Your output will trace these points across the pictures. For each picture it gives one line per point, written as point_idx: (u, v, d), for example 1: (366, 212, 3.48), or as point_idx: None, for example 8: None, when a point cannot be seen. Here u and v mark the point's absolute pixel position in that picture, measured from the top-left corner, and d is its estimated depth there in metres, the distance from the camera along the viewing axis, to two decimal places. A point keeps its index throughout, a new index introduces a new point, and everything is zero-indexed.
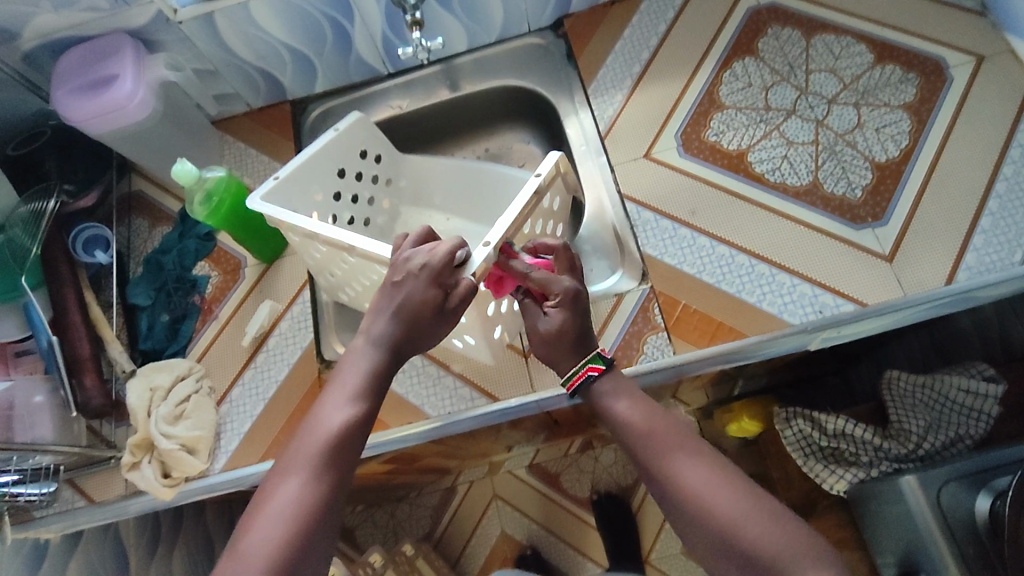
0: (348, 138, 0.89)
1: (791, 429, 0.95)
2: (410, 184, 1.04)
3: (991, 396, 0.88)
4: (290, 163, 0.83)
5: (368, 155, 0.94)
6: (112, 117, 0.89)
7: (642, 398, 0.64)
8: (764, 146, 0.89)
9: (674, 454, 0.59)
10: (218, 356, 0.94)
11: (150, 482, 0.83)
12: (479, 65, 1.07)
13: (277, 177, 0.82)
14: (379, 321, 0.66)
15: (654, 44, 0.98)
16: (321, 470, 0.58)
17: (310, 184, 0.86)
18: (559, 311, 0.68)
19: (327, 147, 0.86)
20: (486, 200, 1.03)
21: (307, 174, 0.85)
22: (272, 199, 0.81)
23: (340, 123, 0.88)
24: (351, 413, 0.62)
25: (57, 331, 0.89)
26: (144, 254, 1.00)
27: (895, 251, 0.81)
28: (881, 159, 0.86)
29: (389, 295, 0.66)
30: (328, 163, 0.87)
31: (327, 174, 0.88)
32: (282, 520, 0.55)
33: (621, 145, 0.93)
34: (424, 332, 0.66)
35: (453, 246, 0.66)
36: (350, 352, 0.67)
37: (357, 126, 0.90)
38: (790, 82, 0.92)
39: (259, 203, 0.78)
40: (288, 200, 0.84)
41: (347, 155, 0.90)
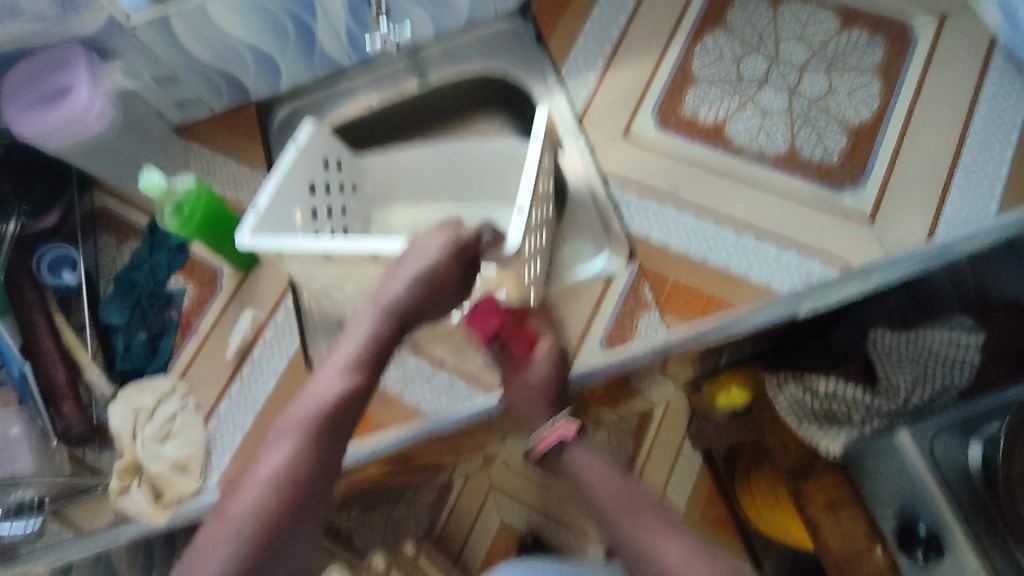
0: (309, 149, 0.82)
1: (782, 396, 0.96)
2: (374, 184, 1.01)
3: (972, 346, 0.90)
4: (266, 193, 0.75)
5: (331, 163, 0.89)
6: (70, 131, 0.85)
7: None
8: (741, 117, 0.89)
9: None
10: (202, 370, 0.90)
11: (142, 506, 0.81)
12: (448, 54, 1.05)
13: (258, 212, 0.73)
14: (392, 288, 0.64)
15: (624, 22, 0.97)
16: (312, 431, 0.59)
17: (287, 210, 0.79)
18: (545, 359, 0.77)
19: (294, 164, 0.79)
20: (472, 183, 1.01)
21: (283, 202, 0.77)
22: (262, 230, 0.74)
23: (298, 134, 0.81)
24: (348, 379, 0.62)
25: (29, 359, 0.85)
26: (115, 272, 0.97)
27: (875, 211, 0.82)
28: (855, 122, 0.87)
29: (406, 261, 0.65)
30: (299, 180, 0.81)
31: (302, 187, 0.82)
32: (271, 479, 0.56)
33: (598, 125, 0.93)
34: (439, 301, 0.67)
35: (480, 228, 0.68)
36: (357, 316, 0.66)
37: (316, 136, 0.83)
38: (761, 52, 0.92)
39: (253, 243, 0.70)
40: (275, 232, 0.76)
41: (311, 168, 0.84)
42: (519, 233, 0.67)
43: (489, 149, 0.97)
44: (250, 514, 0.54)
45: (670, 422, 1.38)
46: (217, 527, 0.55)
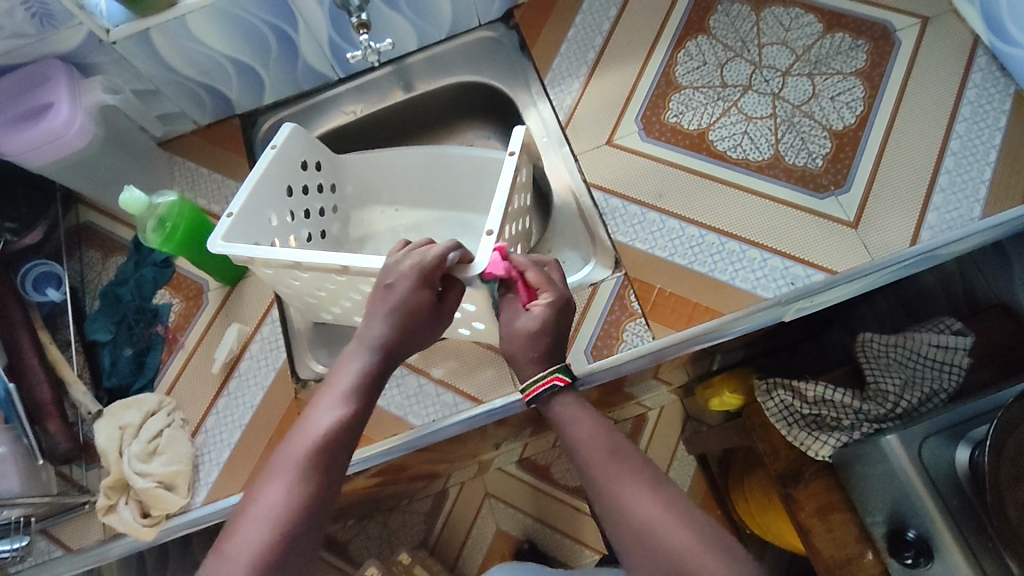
0: (288, 151, 0.82)
1: (771, 400, 0.94)
2: (358, 189, 1.01)
3: (960, 348, 0.90)
4: (241, 195, 0.75)
5: (309, 164, 0.88)
6: (52, 148, 0.84)
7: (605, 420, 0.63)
8: (724, 123, 0.89)
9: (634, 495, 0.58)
10: (188, 386, 0.90)
11: (129, 523, 0.81)
12: (432, 63, 1.05)
13: (231, 215, 0.74)
14: (374, 322, 0.63)
15: (607, 29, 0.97)
16: (308, 470, 0.57)
17: (263, 211, 0.79)
18: (544, 310, 0.66)
19: (270, 167, 0.79)
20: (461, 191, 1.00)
21: (258, 203, 0.78)
22: (234, 236, 0.74)
23: (276, 138, 0.81)
24: (340, 413, 0.60)
25: (13, 378, 0.85)
26: (100, 288, 0.96)
27: (859, 216, 0.81)
28: (839, 126, 0.86)
29: (383, 296, 0.64)
30: (276, 181, 0.81)
31: (276, 195, 0.81)
32: (268, 522, 0.54)
33: (583, 133, 0.93)
34: (421, 331, 0.66)
35: (445, 248, 0.64)
36: (346, 351, 0.65)
37: (294, 136, 0.83)
38: (744, 57, 0.92)
39: (225, 246, 0.70)
40: (249, 234, 0.77)
41: (289, 169, 0.83)
42: (487, 254, 0.66)
43: (477, 158, 0.95)
44: (240, 558, 0.52)
45: (664, 427, 1.39)
46: (217, 573, 0.52)
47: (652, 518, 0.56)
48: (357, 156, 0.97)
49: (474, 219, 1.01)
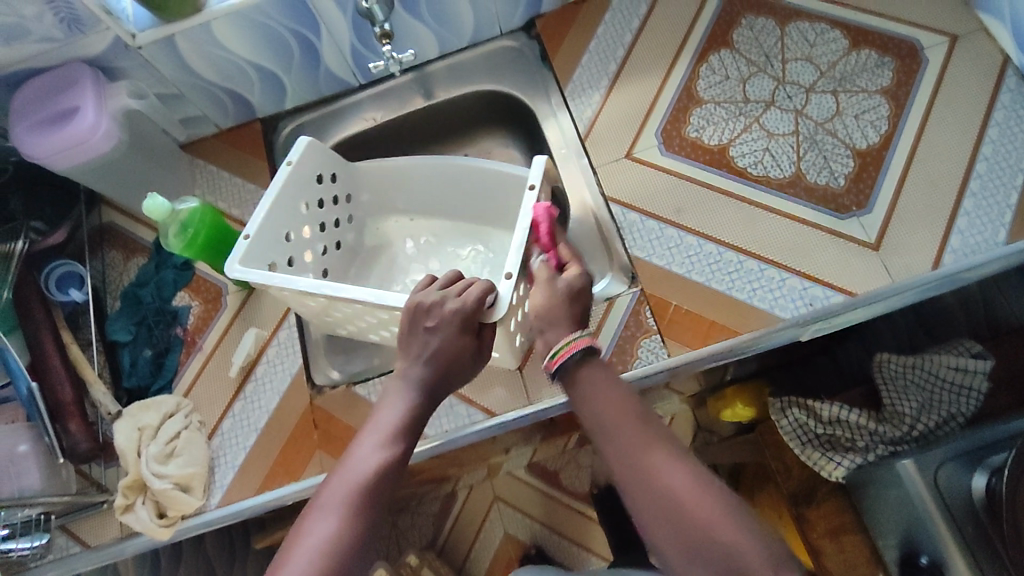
0: (303, 168, 0.84)
1: (786, 419, 0.94)
2: (374, 196, 1.01)
3: (980, 372, 0.89)
4: (257, 216, 0.79)
5: (325, 178, 0.89)
6: (78, 151, 0.85)
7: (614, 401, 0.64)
8: (745, 139, 0.88)
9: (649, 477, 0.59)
10: (205, 388, 0.92)
11: (146, 523, 0.83)
12: (453, 72, 1.05)
13: (248, 238, 0.78)
14: (414, 367, 0.69)
15: (629, 41, 0.97)
16: (354, 508, 0.60)
17: (279, 229, 0.82)
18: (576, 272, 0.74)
19: (285, 187, 0.82)
20: (477, 199, 0.99)
21: (274, 222, 0.81)
22: (252, 258, 0.79)
23: (292, 153, 0.83)
24: (384, 454, 0.64)
25: (35, 377, 0.86)
26: (121, 288, 0.98)
27: (880, 238, 0.80)
28: (862, 145, 0.85)
29: (425, 339, 0.69)
30: (292, 201, 0.84)
31: (293, 213, 0.84)
32: (316, 556, 0.57)
33: (602, 146, 0.93)
34: (459, 372, 0.71)
35: (481, 293, 0.69)
36: (388, 392, 0.70)
37: (309, 151, 0.84)
38: (767, 72, 0.91)
39: (242, 271, 0.75)
40: (266, 252, 0.81)
41: (305, 186, 0.85)
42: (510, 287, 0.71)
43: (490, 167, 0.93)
44: None
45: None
46: None
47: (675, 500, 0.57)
48: (372, 164, 0.97)
49: (491, 229, 1.01)
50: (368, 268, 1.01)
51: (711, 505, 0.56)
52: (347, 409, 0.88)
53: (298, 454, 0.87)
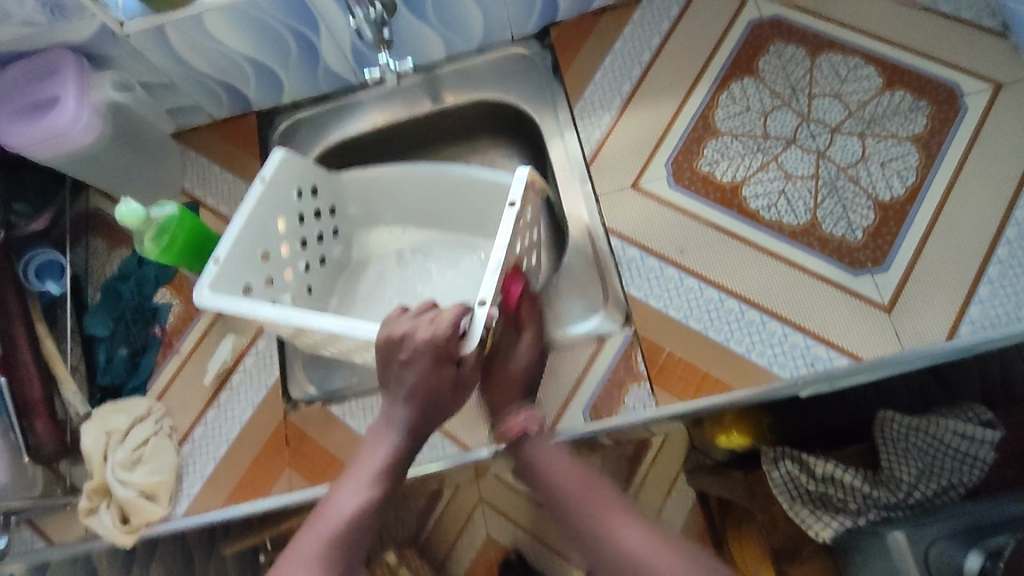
0: (278, 183, 0.80)
1: (778, 470, 0.89)
2: (363, 210, 0.97)
3: (986, 442, 0.83)
4: (225, 239, 0.76)
5: (305, 193, 0.85)
6: (57, 142, 0.82)
7: (578, 465, 0.74)
8: (761, 179, 0.83)
9: (612, 518, 0.70)
10: (180, 392, 0.89)
11: (108, 528, 0.81)
12: (460, 76, 1.00)
13: (218, 261, 0.75)
14: (400, 408, 0.71)
15: (647, 59, 0.92)
16: (334, 551, 0.65)
17: (254, 249, 0.79)
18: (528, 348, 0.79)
19: (257, 205, 0.78)
20: (471, 209, 0.94)
21: (246, 242, 0.78)
22: (223, 283, 0.76)
23: (265, 169, 0.79)
24: (363, 500, 0.68)
25: (5, 371, 0.84)
26: (103, 279, 0.96)
27: (894, 301, 0.75)
28: (885, 197, 0.79)
29: (400, 372, 0.69)
30: (267, 219, 0.80)
31: (269, 231, 0.81)
32: None
33: (608, 172, 0.88)
34: (441, 403, 0.71)
35: (456, 316, 0.68)
36: (375, 432, 0.72)
37: (284, 165, 0.80)
38: (792, 107, 0.85)
39: (211, 298, 0.73)
40: (238, 275, 0.78)
41: (280, 203, 0.81)
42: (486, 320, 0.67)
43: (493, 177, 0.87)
44: None
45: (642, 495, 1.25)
46: None
47: (636, 550, 0.67)
48: (358, 174, 0.92)
49: (483, 240, 0.96)
50: (355, 283, 0.97)
51: (668, 553, 0.66)
52: (320, 427, 0.85)
53: (266, 470, 0.84)
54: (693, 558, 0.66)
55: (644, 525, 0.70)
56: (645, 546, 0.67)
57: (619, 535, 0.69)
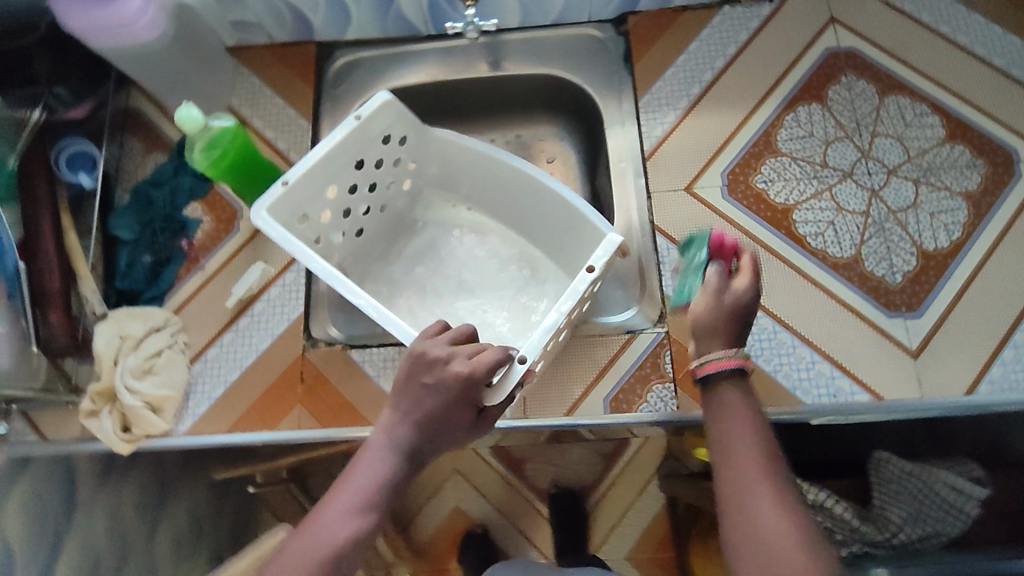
0: (370, 126, 0.80)
1: None
2: (438, 172, 0.94)
3: (975, 497, 0.82)
4: (300, 164, 0.76)
5: (393, 140, 0.85)
6: (119, 33, 0.80)
7: (750, 431, 0.55)
8: (813, 206, 0.84)
9: (759, 493, 0.51)
10: (198, 310, 0.88)
11: (108, 434, 0.80)
12: (528, 46, 0.99)
13: (285, 183, 0.76)
14: (401, 426, 0.66)
15: (720, 66, 0.92)
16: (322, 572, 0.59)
17: (324, 180, 0.80)
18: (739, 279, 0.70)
19: (342, 143, 0.78)
20: (529, 212, 0.89)
21: (319, 173, 0.78)
22: (284, 207, 0.76)
23: (363, 107, 0.78)
24: (356, 527, 0.62)
25: (24, 256, 0.81)
26: (133, 182, 0.95)
27: (922, 347, 0.77)
28: (929, 247, 0.81)
29: (421, 397, 0.65)
30: (345, 156, 0.80)
31: (344, 168, 0.81)
32: None
33: (664, 169, 0.88)
34: (453, 435, 0.68)
35: (493, 362, 0.63)
36: (369, 449, 0.67)
37: (383, 109, 0.80)
38: (853, 140, 0.86)
39: (266, 220, 0.73)
40: (299, 203, 0.78)
41: (366, 143, 0.81)
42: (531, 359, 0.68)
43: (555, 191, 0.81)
44: None
45: (613, 500, 1.15)
46: None
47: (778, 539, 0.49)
48: (449, 137, 0.88)
49: (532, 245, 0.93)
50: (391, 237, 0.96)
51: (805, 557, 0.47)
52: (338, 369, 0.85)
53: (278, 403, 0.84)
54: None
55: (788, 508, 0.50)
56: (788, 539, 0.48)
57: (757, 518, 0.50)
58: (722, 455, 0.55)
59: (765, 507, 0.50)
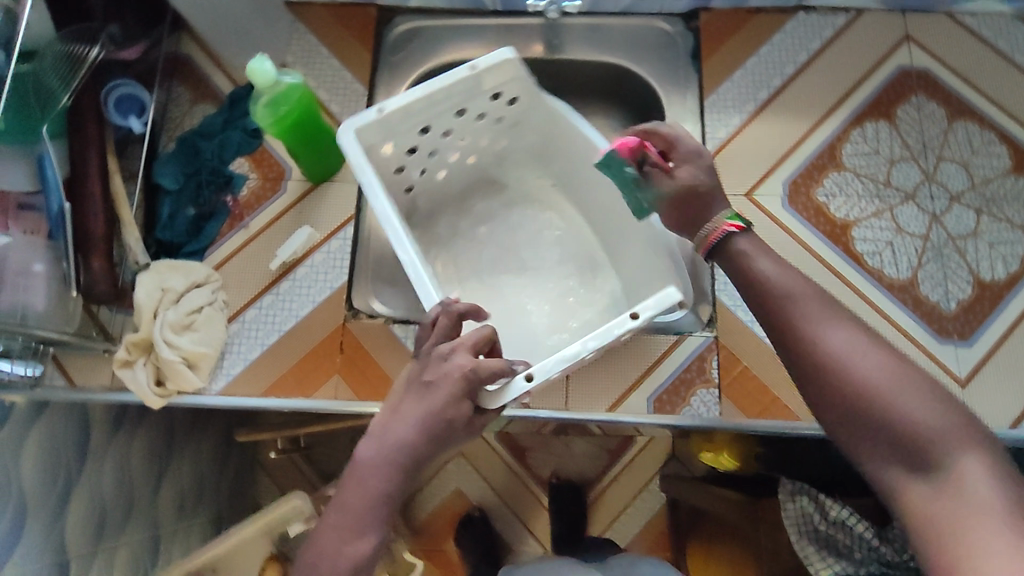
0: (484, 78, 0.77)
1: (792, 504, 0.88)
2: (538, 141, 0.89)
3: None
4: (401, 97, 0.75)
5: (501, 97, 0.81)
6: None
7: (781, 265, 0.60)
8: (873, 224, 0.83)
9: (822, 319, 0.55)
10: (240, 269, 0.86)
11: (141, 386, 0.78)
12: (593, 31, 0.97)
13: (381, 111, 0.75)
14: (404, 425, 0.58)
15: (790, 72, 0.90)
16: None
17: (419, 121, 0.78)
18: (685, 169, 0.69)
19: (450, 86, 0.75)
20: (604, 201, 0.85)
21: (418, 110, 0.76)
22: (369, 133, 0.76)
23: (482, 59, 0.75)
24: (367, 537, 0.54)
25: (68, 197, 0.79)
26: (179, 131, 0.92)
27: (971, 377, 0.77)
28: (986, 277, 0.81)
29: (418, 394, 0.58)
30: (448, 102, 0.77)
31: (444, 112, 0.79)
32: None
33: (725, 172, 0.87)
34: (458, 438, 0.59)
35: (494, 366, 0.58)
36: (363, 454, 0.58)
37: (501, 66, 0.76)
38: (918, 162, 0.86)
39: (349, 141, 0.74)
40: (388, 132, 0.77)
41: (473, 94, 0.78)
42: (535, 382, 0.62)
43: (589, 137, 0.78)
44: None
45: (614, 496, 1.18)
46: None
47: (866, 369, 0.52)
48: (557, 111, 0.81)
49: (588, 233, 0.91)
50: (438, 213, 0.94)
51: (892, 367, 0.52)
52: (379, 343, 0.84)
53: (315, 371, 0.82)
54: (927, 392, 0.51)
55: (854, 326, 0.55)
56: (868, 363, 0.52)
57: (830, 345, 0.54)
58: (768, 302, 0.59)
59: (844, 339, 0.54)
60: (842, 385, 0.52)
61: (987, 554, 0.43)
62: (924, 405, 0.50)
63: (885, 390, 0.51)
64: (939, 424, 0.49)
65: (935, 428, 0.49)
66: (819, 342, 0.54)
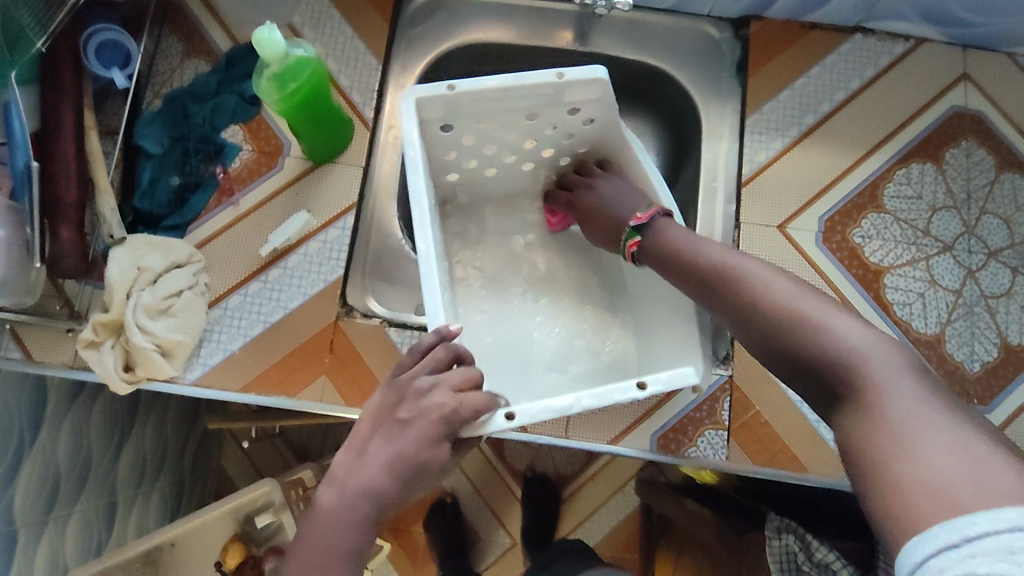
0: (567, 91, 0.69)
1: (777, 541, 0.77)
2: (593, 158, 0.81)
3: None
4: (477, 82, 0.67)
5: (580, 112, 0.73)
6: None
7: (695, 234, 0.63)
8: (907, 273, 0.79)
9: (750, 269, 0.58)
10: (226, 250, 0.79)
11: (108, 370, 0.71)
12: (634, 28, 0.89)
13: (451, 89, 0.67)
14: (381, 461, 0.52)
15: (840, 99, 0.84)
16: None
17: (483, 110, 0.70)
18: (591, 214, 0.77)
19: (529, 88, 0.67)
20: None
21: (487, 101, 0.69)
22: (430, 106, 0.68)
23: (572, 69, 0.67)
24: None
25: (37, 153, 0.70)
26: (167, 88, 0.83)
27: None
28: (1014, 341, 0.77)
29: (390, 432, 0.53)
30: (523, 101, 0.70)
31: (515, 111, 0.71)
32: None
33: (758, 200, 0.81)
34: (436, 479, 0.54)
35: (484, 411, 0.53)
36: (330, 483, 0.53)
37: (591, 83, 0.68)
38: (960, 212, 0.81)
39: (407, 108, 0.66)
40: (450, 110, 0.70)
41: (551, 104, 0.70)
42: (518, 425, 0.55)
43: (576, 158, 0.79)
44: None
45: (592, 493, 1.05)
46: None
47: (788, 305, 0.53)
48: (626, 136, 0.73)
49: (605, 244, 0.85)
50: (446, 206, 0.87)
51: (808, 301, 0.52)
52: (372, 346, 0.77)
53: (300, 369, 0.76)
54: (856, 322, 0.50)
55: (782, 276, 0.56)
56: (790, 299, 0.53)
57: (754, 287, 0.56)
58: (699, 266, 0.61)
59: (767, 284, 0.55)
60: (768, 320, 0.54)
61: (928, 460, 0.40)
62: (850, 331, 0.49)
63: (803, 316, 0.52)
64: (871, 343, 0.48)
65: (859, 344, 0.48)
66: (746, 284, 0.57)
